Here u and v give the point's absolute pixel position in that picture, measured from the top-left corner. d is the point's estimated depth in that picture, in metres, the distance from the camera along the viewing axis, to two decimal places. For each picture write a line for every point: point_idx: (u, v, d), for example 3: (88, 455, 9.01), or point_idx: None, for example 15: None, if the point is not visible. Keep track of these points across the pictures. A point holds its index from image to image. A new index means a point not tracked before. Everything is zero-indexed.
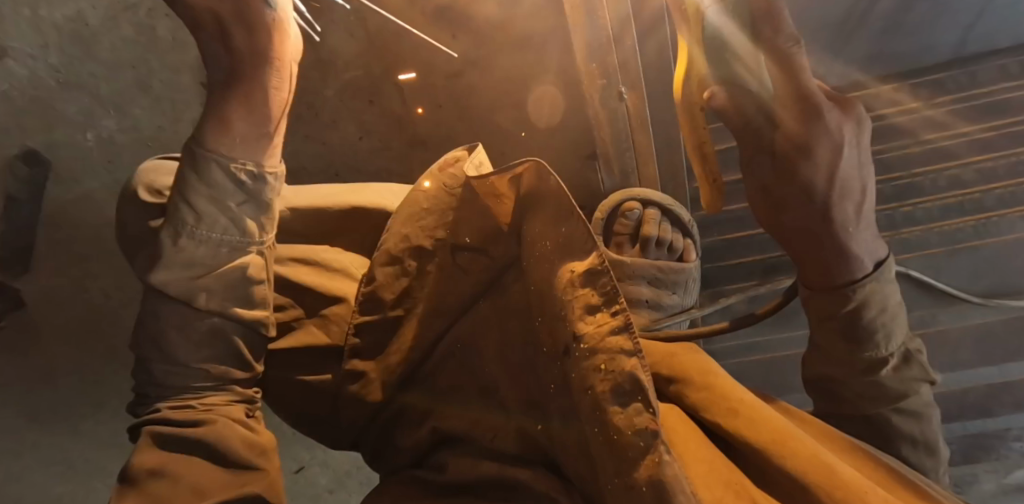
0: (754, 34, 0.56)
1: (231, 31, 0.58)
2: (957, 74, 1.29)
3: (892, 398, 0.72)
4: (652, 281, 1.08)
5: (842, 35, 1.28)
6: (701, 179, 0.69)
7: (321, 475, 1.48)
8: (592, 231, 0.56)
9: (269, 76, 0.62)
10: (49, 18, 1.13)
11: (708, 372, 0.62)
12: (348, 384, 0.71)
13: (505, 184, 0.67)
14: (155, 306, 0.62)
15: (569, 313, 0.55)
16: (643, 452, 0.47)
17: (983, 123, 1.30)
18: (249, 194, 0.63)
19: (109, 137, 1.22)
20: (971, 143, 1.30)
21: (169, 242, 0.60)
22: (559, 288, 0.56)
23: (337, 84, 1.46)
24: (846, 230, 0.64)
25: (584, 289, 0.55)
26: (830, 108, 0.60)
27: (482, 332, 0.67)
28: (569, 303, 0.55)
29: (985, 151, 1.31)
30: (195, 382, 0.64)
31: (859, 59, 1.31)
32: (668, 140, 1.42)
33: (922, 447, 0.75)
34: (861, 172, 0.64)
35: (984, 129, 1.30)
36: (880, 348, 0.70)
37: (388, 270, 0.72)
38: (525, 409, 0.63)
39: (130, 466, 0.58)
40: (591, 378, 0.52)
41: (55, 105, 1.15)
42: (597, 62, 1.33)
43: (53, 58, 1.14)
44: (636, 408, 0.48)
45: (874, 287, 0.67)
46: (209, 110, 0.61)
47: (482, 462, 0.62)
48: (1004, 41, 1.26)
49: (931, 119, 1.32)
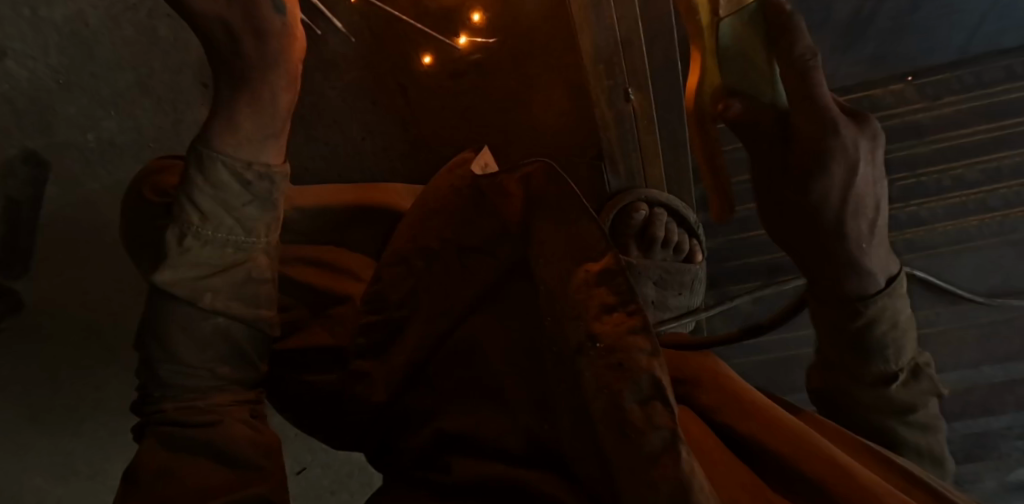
0: None
1: (241, 37, 0.57)
2: (964, 72, 1.31)
3: (900, 411, 0.73)
4: (658, 282, 1.11)
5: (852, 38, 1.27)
6: (706, 177, 0.71)
7: (323, 478, 1.47)
8: (603, 229, 0.57)
9: (280, 77, 0.61)
10: (49, 19, 1.06)
11: (719, 377, 0.63)
12: (353, 384, 0.71)
13: (514, 183, 0.66)
14: (159, 305, 0.61)
15: (584, 312, 0.54)
16: (662, 449, 0.46)
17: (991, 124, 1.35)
18: (256, 193, 0.63)
19: (110, 138, 1.18)
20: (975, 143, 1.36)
21: (175, 243, 0.59)
22: (572, 288, 0.56)
23: (339, 85, 1.43)
24: (857, 244, 0.64)
25: (599, 288, 0.55)
26: (845, 121, 0.58)
27: (491, 333, 0.67)
28: (582, 302, 0.55)
29: (988, 152, 1.37)
30: (199, 383, 0.63)
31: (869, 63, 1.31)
32: (674, 142, 1.46)
33: (926, 457, 0.76)
34: (874, 187, 0.63)
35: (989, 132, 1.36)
36: (890, 363, 0.71)
37: (393, 271, 0.72)
38: (532, 412, 0.63)
39: (135, 466, 0.58)
40: (607, 376, 0.50)
41: (56, 106, 1.08)
42: (604, 64, 1.30)
43: (53, 60, 1.07)
44: (657, 408, 0.48)
45: (885, 303, 0.68)
46: (219, 109, 0.61)
47: (492, 463, 0.62)
48: (1010, 39, 1.26)
49: (937, 117, 1.36)
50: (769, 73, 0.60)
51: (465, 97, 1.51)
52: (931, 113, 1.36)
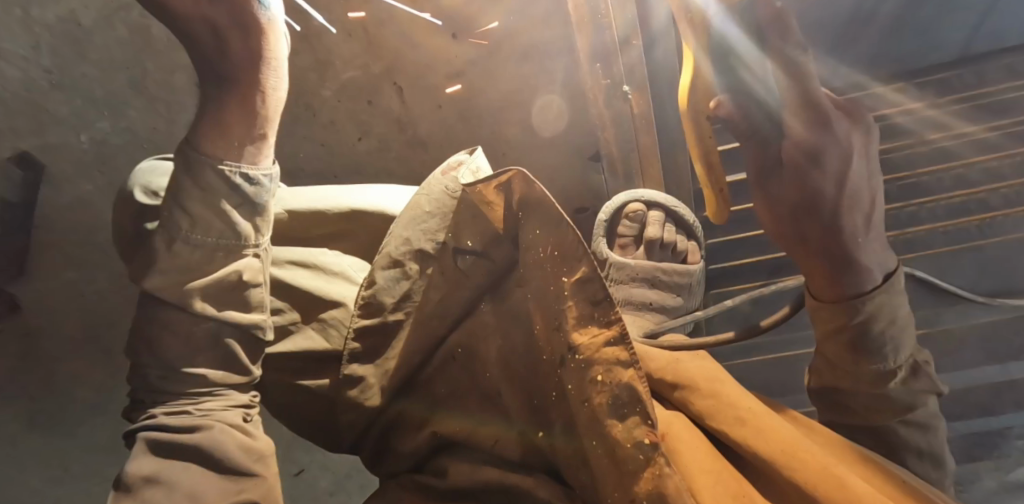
0: (760, 45, 0.57)
1: (227, 38, 0.57)
2: (965, 71, 1.40)
3: (898, 409, 0.72)
4: (656, 284, 1.10)
5: (841, 43, 1.48)
6: (707, 186, 0.72)
7: (321, 479, 1.46)
8: (581, 237, 0.55)
9: (264, 75, 0.60)
10: (41, 18, 1.08)
11: (713, 379, 0.62)
12: (345, 389, 0.70)
13: (494, 193, 0.65)
14: (152, 310, 0.61)
15: (563, 322, 0.56)
16: (644, 465, 0.48)
17: (984, 124, 1.31)
18: (245, 197, 0.62)
19: (103, 139, 1.16)
20: (971, 142, 1.30)
21: (164, 248, 0.59)
22: (552, 297, 0.57)
23: (336, 85, 1.40)
24: (854, 239, 0.63)
25: (572, 300, 0.55)
26: (840, 117, 0.59)
27: (484, 337, 0.66)
28: (562, 313, 0.56)
29: (986, 153, 1.28)
30: (191, 389, 0.62)
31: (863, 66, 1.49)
32: (671, 142, 1.38)
33: (928, 459, 0.74)
34: (868, 180, 0.63)
35: (989, 131, 1.29)
36: (889, 361, 0.69)
37: (388, 273, 0.71)
38: (528, 417, 0.62)
39: (124, 473, 0.56)
40: (588, 390, 0.53)
41: (46, 105, 1.10)
42: (601, 63, 1.35)
43: (44, 60, 1.10)
44: (634, 422, 0.50)
45: (883, 300, 0.66)
46: (205, 112, 0.60)
47: (484, 468, 0.61)
48: (1012, 39, 1.40)
49: (927, 118, 1.37)
50: None
51: (466, 97, 1.50)
52: (932, 110, 1.37)
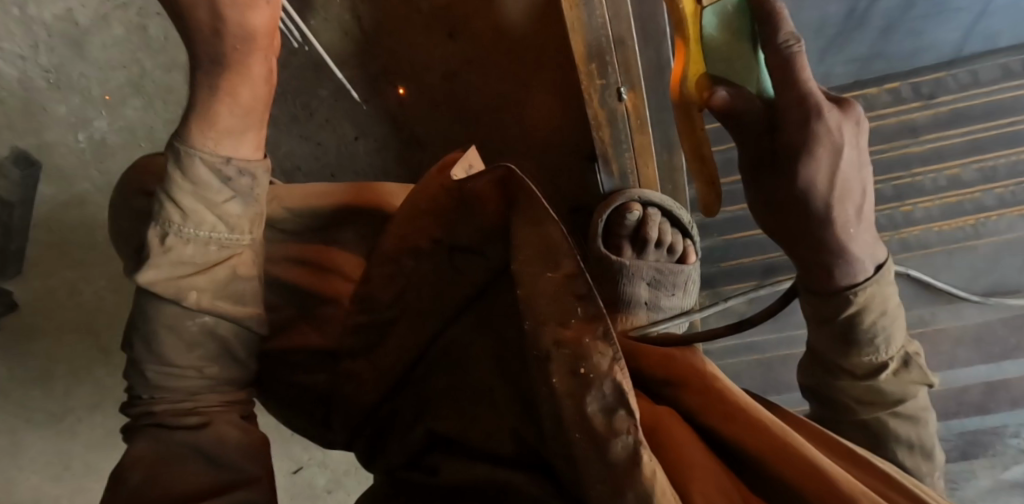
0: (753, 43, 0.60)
1: (221, 7, 0.56)
2: (959, 70, 1.34)
3: (889, 401, 0.72)
4: (652, 281, 1.13)
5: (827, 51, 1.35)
6: (699, 178, 0.66)
7: (319, 476, 1.47)
8: (567, 232, 0.55)
9: (255, 63, 0.61)
10: (38, 18, 1.10)
11: (705, 375, 0.62)
12: (342, 383, 0.73)
13: (487, 186, 0.63)
14: (146, 303, 0.61)
15: (529, 312, 0.53)
16: (627, 459, 0.47)
17: (960, 127, 1.37)
18: (236, 188, 0.62)
19: (101, 138, 1.18)
20: (953, 145, 1.38)
21: (157, 243, 0.59)
22: (525, 294, 0.54)
23: (331, 85, 1.46)
24: (846, 231, 0.63)
25: (561, 291, 0.53)
26: (829, 106, 0.58)
27: (477, 331, 0.66)
28: (538, 305, 0.53)
29: (963, 155, 1.40)
30: (186, 383, 0.62)
31: (851, 76, 1.39)
32: (667, 143, 1.44)
33: (919, 454, 0.74)
34: (860, 172, 0.63)
35: (960, 136, 1.38)
36: (880, 352, 0.70)
37: (383, 271, 0.72)
38: (518, 414, 0.60)
39: (123, 466, 0.58)
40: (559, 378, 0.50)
41: (45, 105, 1.12)
42: (596, 64, 1.29)
43: (43, 59, 1.11)
44: (620, 414, 0.48)
45: (874, 290, 0.67)
46: (196, 105, 0.61)
47: (476, 464, 0.61)
48: (1004, 39, 1.30)
49: (915, 123, 1.39)
50: (752, 61, 0.60)
51: (459, 97, 1.51)
52: (929, 111, 1.37)
